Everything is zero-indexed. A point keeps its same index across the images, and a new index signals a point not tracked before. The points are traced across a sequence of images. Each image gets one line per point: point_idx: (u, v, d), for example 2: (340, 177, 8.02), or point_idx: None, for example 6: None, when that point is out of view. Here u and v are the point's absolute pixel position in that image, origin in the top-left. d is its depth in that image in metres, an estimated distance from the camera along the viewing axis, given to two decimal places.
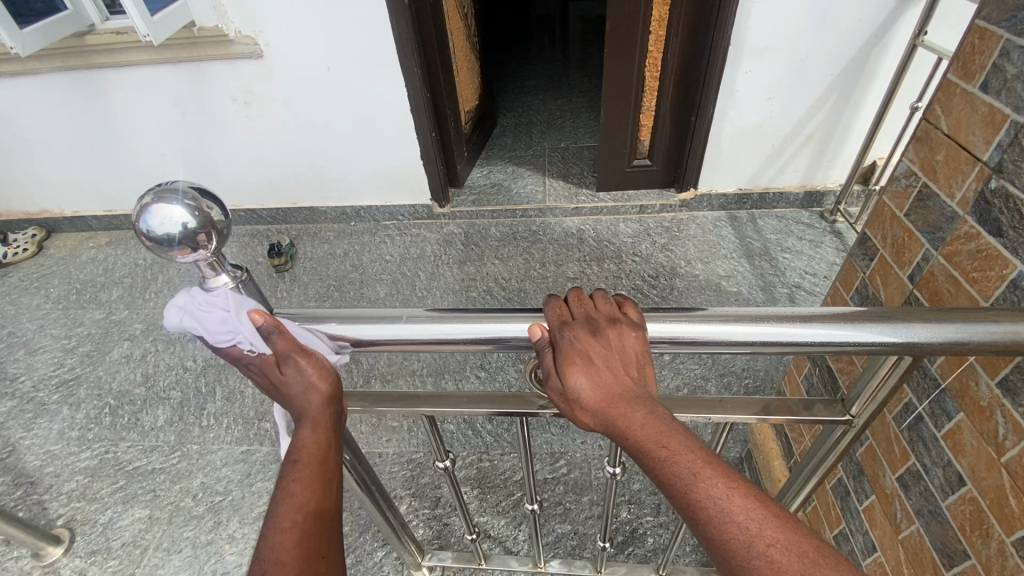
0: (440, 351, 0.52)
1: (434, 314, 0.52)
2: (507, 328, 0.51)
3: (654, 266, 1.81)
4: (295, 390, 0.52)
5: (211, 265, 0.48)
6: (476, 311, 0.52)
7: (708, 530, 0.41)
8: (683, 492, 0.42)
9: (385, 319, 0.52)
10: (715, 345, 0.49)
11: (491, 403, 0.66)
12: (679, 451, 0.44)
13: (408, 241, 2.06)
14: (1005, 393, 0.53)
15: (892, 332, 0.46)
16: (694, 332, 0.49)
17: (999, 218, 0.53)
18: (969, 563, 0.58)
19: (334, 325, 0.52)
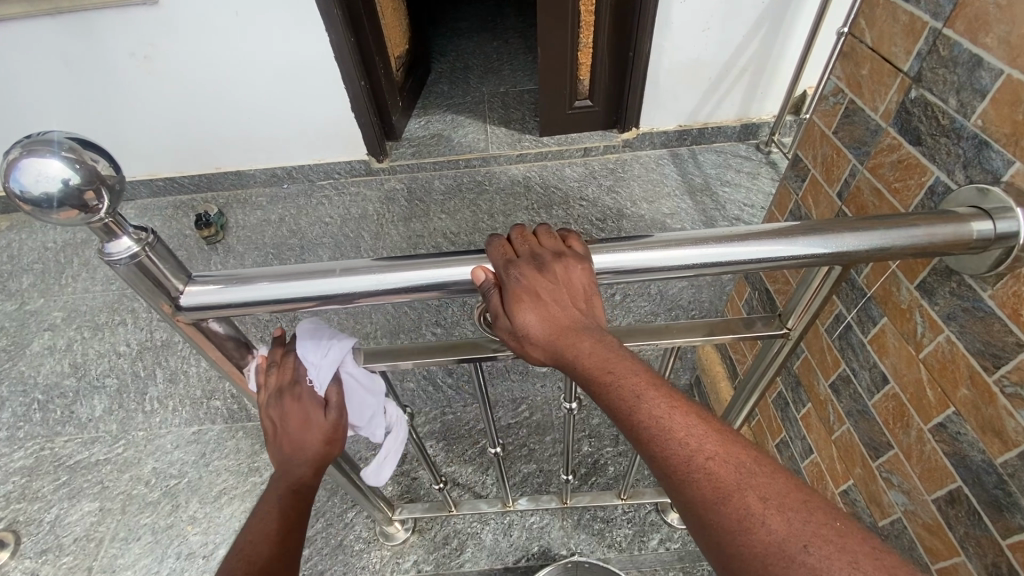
0: (383, 303, 0.50)
1: (371, 264, 0.49)
2: (449, 272, 0.49)
3: (601, 209, 1.82)
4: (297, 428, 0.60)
5: (108, 226, 0.43)
6: (416, 257, 0.50)
7: (652, 449, 0.42)
8: (627, 416, 0.44)
9: (319, 272, 0.49)
10: (658, 271, 0.49)
11: (445, 352, 0.64)
12: (625, 376, 0.45)
13: (347, 201, 1.96)
14: (923, 295, 0.56)
15: (824, 243, 0.48)
16: (637, 261, 0.49)
17: (918, 127, 0.55)
18: (893, 452, 0.64)
19: (263, 283, 0.48)
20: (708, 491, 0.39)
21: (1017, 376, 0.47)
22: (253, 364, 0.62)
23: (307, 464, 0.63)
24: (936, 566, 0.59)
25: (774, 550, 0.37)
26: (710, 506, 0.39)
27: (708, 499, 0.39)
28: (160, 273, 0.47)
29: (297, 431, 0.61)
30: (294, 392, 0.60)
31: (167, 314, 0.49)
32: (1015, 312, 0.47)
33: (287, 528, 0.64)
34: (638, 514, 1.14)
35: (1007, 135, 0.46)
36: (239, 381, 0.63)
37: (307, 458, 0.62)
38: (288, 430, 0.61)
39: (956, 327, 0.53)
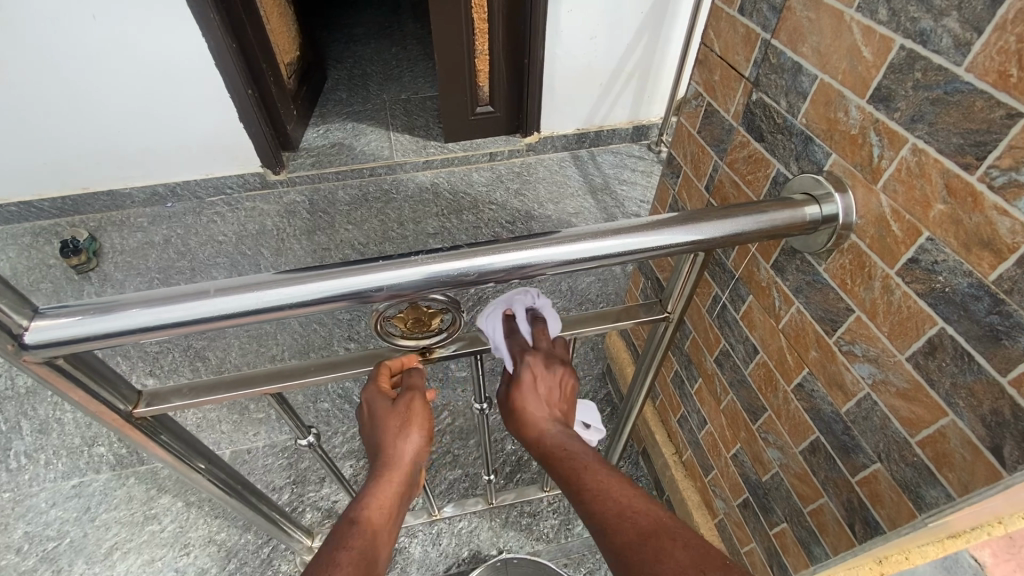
0: (267, 321, 0.49)
1: (250, 281, 0.47)
2: (334, 284, 0.48)
3: (510, 212, 1.86)
4: (412, 431, 0.59)
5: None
6: (298, 271, 0.49)
7: (594, 513, 0.50)
8: (579, 484, 0.53)
9: (189, 294, 0.46)
10: (542, 268, 0.52)
11: (339, 366, 0.61)
12: (593, 470, 0.54)
13: (243, 217, 1.84)
14: (777, 272, 0.64)
15: (685, 233, 0.53)
16: (521, 259, 0.51)
17: (761, 126, 0.63)
18: (767, 414, 0.71)
19: (126, 312, 0.45)
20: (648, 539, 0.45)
21: (849, 336, 0.55)
22: (127, 402, 0.57)
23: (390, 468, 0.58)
24: (808, 510, 0.67)
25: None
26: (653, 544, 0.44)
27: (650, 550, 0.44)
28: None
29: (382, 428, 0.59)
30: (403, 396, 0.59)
31: (14, 356, 0.45)
32: (844, 281, 0.55)
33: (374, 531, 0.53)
34: (563, 504, 1.18)
35: (824, 131, 0.54)
36: (112, 424, 0.58)
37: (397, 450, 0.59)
38: (386, 428, 0.59)
39: (803, 298, 0.61)
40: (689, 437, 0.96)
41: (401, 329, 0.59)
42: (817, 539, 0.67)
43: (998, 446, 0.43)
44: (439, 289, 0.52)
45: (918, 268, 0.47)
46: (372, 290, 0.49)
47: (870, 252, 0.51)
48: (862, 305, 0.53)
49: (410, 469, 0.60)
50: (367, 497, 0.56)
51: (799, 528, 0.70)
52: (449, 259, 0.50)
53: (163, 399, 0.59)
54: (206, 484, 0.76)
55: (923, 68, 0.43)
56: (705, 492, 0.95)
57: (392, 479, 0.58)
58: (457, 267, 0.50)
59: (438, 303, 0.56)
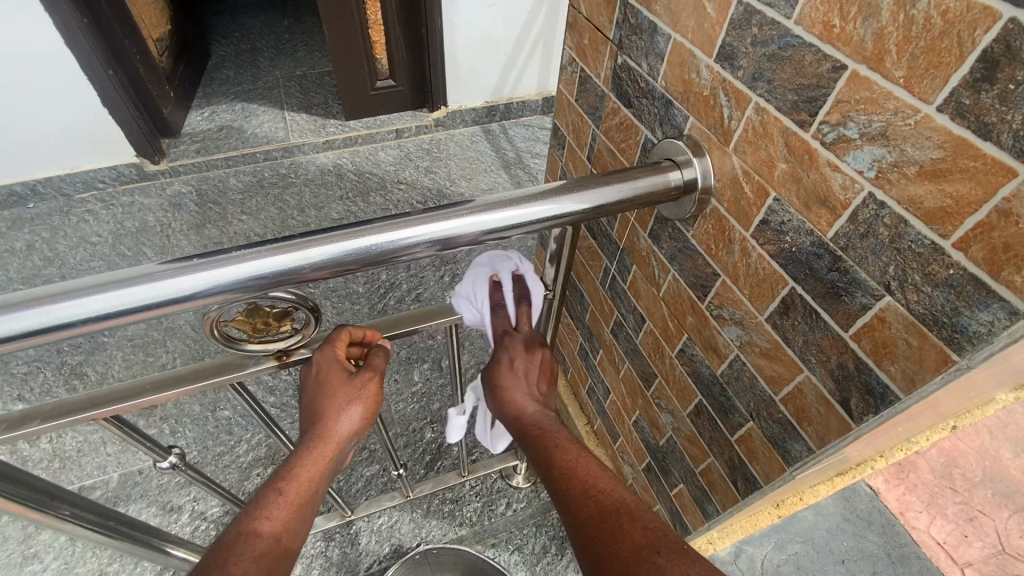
0: (57, 341, 0.41)
1: (27, 294, 0.40)
2: (137, 293, 0.41)
3: (420, 192, 1.79)
4: (355, 408, 0.54)
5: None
6: (93, 276, 0.42)
7: (566, 490, 0.46)
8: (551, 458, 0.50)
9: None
10: (396, 254, 0.48)
11: (184, 380, 0.55)
12: (567, 447, 0.51)
13: (119, 214, 1.65)
14: (653, 241, 0.63)
15: (549, 207, 0.50)
16: (369, 246, 0.47)
17: (627, 91, 0.61)
18: (658, 381, 0.72)
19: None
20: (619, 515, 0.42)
21: (718, 301, 0.55)
22: None
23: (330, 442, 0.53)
24: (699, 470, 0.69)
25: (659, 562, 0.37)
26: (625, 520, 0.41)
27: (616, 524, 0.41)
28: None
29: (329, 401, 0.54)
30: (355, 374, 0.55)
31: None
32: (709, 246, 0.54)
33: (298, 512, 0.48)
34: (485, 486, 1.17)
35: (681, 93, 0.52)
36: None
37: (343, 422, 0.54)
38: (329, 398, 0.54)
39: (678, 266, 0.60)
40: (598, 408, 0.97)
41: (253, 335, 0.54)
42: (708, 497, 0.69)
43: (845, 399, 0.44)
44: (277, 287, 0.46)
45: (769, 229, 0.46)
46: (190, 295, 0.43)
47: (728, 216, 0.51)
48: (726, 269, 0.53)
49: (344, 444, 0.54)
50: (293, 468, 0.51)
51: (693, 488, 0.72)
52: (282, 252, 0.45)
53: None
54: (59, 523, 0.68)
55: (760, 23, 0.42)
56: (615, 460, 0.96)
57: (325, 454, 0.53)
58: (295, 261, 0.45)
59: (287, 301, 0.52)
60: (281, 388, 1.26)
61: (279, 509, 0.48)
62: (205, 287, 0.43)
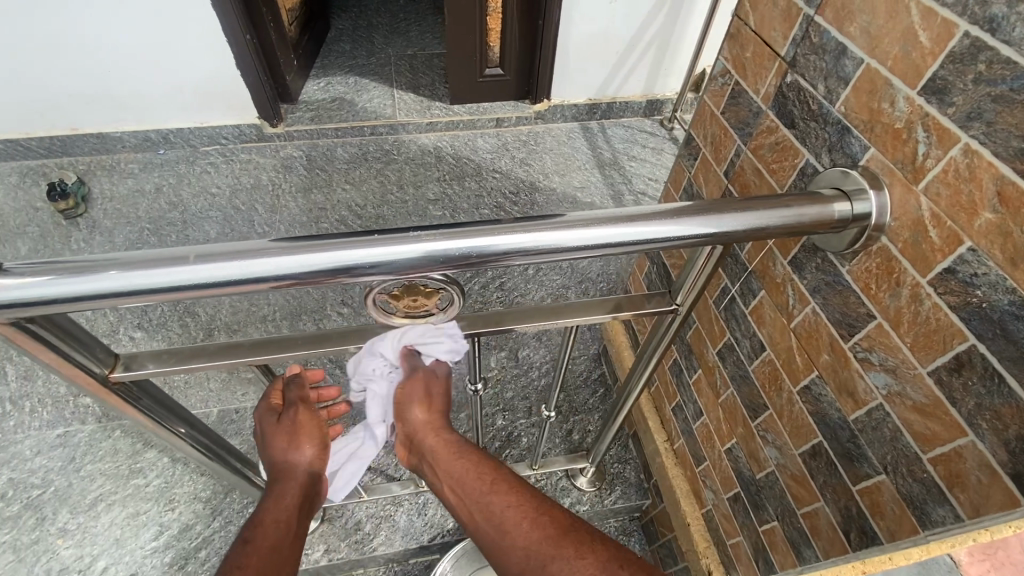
0: (253, 292, 0.47)
1: (240, 247, 0.46)
2: (323, 259, 0.46)
3: (513, 182, 1.81)
4: (301, 439, 0.71)
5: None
6: (289, 240, 0.47)
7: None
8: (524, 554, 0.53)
9: (167, 258, 0.44)
10: (551, 255, 0.48)
11: (328, 341, 0.59)
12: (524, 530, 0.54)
13: (238, 169, 1.78)
14: (794, 269, 0.61)
15: (712, 224, 0.48)
16: (526, 244, 0.48)
17: (792, 111, 0.58)
18: (768, 413, 0.70)
19: (97, 274, 0.43)
20: (539, 543, 0.52)
21: (867, 343, 0.53)
22: (101, 366, 0.54)
23: (296, 482, 0.68)
24: (801, 511, 0.66)
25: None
26: (563, 535, 0.53)
27: (543, 553, 0.52)
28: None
29: (280, 442, 0.70)
30: (290, 412, 0.72)
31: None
32: (867, 286, 0.52)
33: (288, 539, 0.61)
34: (550, 481, 1.18)
35: (864, 122, 0.49)
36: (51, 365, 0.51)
37: (297, 456, 0.70)
38: (276, 444, 0.70)
39: (820, 299, 0.58)
40: (683, 426, 0.95)
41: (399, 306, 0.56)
42: (807, 541, 0.66)
43: (1018, 473, 0.41)
44: (435, 270, 0.49)
45: (954, 280, 0.43)
46: (367, 266, 0.46)
47: (901, 258, 0.48)
48: (885, 312, 0.50)
49: (301, 476, 0.69)
50: (262, 511, 0.64)
51: (790, 528, 0.69)
52: (453, 239, 0.47)
53: (143, 364, 0.56)
54: (183, 444, 0.72)
55: (989, 60, 0.39)
56: (694, 482, 0.94)
57: (286, 487, 0.67)
58: (461, 247, 0.47)
59: (437, 282, 0.53)
60: None
61: (262, 541, 0.59)
62: (378, 260, 0.47)
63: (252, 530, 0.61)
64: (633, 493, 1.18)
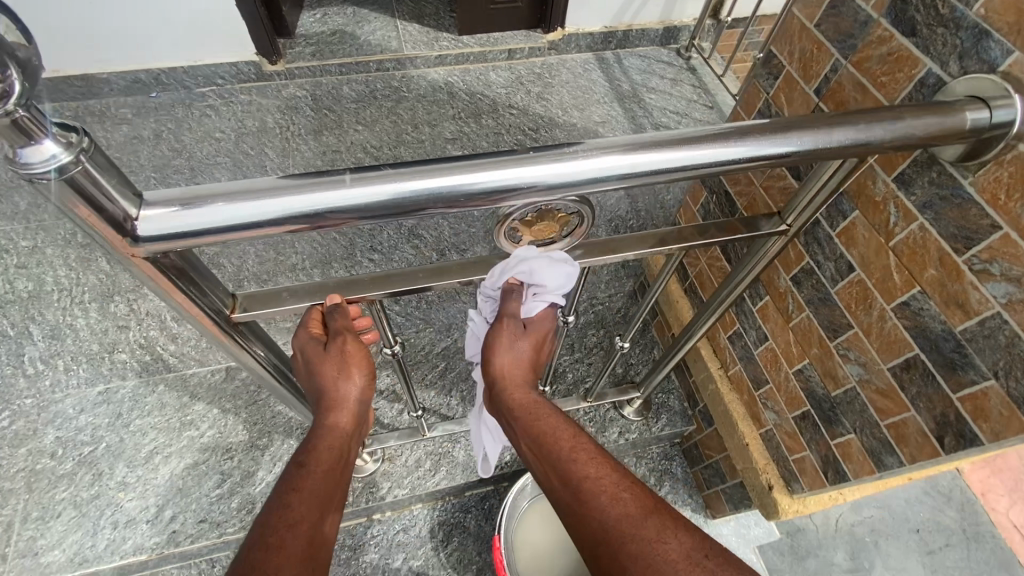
0: (412, 217, 0.47)
1: (399, 169, 0.44)
2: (487, 180, 0.45)
3: (532, 118, 1.74)
4: (353, 372, 0.65)
5: (21, 125, 0.34)
6: (444, 159, 0.46)
7: (633, 554, 0.49)
8: (598, 522, 0.52)
9: (324, 182, 0.43)
10: (704, 170, 0.49)
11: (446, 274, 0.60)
12: (604, 502, 0.53)
13: (240, 112, 1.67)
14: (901, 186, 0.61)
15: (862, 134, 0.49)
16: (685, 159, 0.48)
17: (914, 17, 0.56)
18: (852, 332, 0.71)
19: (258, 198, 0.42)
20: (625, 521, 0.51)
21: (986, 255, 0.54)
22: (224, 306, 0.56)
23: (346, 415, 0.66)
24: (885, 422, 0.69)
25: (681, 561, 0.48)
26: (650, 514, 0.52)
27: (625, 527, 0.51)
28: (104, 194, 0.39)
29: (330, 373, 0.64)
30: (336, 343, 0.62)
31: (124, 246, 0.42)
32: (994, 197, 0.52)
33: (336, 475, 0.62)
34: (598, 413, 1.22)
35: (1010, 24, 0.48)
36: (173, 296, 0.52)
37: (351, 387, 0.66)
38: (324, 371, 0.64)
39: (931, 214, 0.58)
40: (741, 352, 0.97)
41: (527, 235, 0.57)
42: (891, 449, 0.69)
43: None
44: (584, 190, 0.49)
45: None
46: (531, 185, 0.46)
47: None
48: (1014, 222, 0.51)
49: (351, 409, 0.67)
50: (314, 442, 0.63)
51: (870, 438, 0.73)
52: (612, 155, 0.47)
53: (259, 305, 0.58)
54: (247, 362, 0.67)
55: None
56: (752, 405, 0.98)
57: (338, 420, 0.65)
58: (623, 164, 0.47)
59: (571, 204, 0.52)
60: (405, 300, 1.31)
61: (313, 472, 0.60)
62: (536, 179, 0.46)
63: (304, 456, 0.62)
64: (678, 420, 1.22)
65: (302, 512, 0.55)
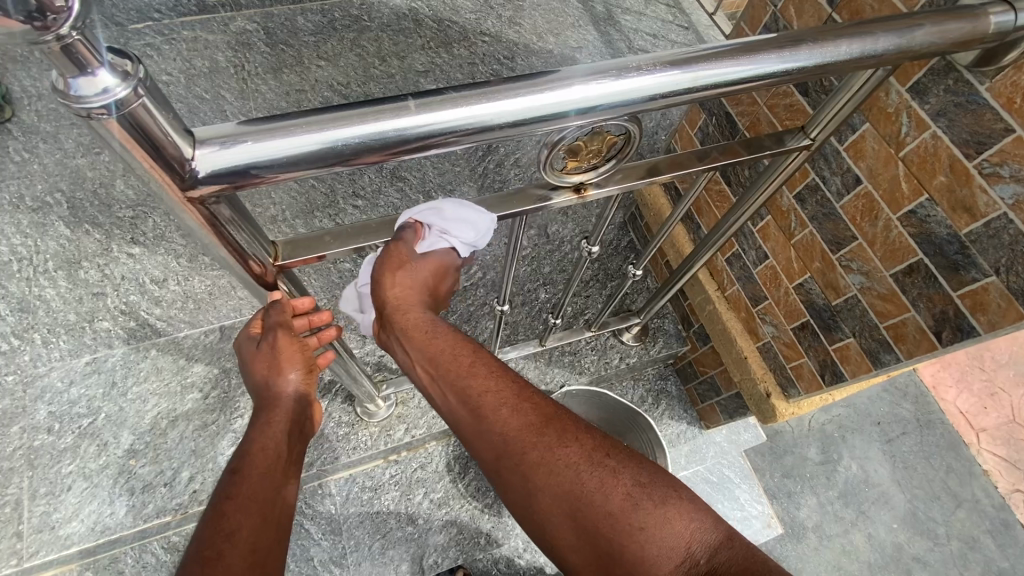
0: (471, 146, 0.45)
1: (465, 91, 0.43)
2: (549, 102, 0.44)
3: (506, 45, 1.64)
4: (284, 367, 0.66)
5: (76, 52, 0.32)
6: (505, 79, 0.44)
7: (537, 464, 0.53)
8: (500, 438, 0.54)
9: (385, 109, 0.41)
10: (758, 85, 0.48)
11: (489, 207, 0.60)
12: (501, 422, 0.55)
13: (185, 50, 1.51)
14: (915, 96, 0.63)
15: (904, 38, 0.49)
16: (745, 70, 0.47)
17: None
18: (857, 243, 0.75)
19: (320, 131, 0.40)
20: (524, 431, 0.54)
21: (997, 159, 0.58)
22: (266, 254, 0.56)
23: (285, 412, 0.66)
24: (885, 325, 0.75)
25: (586, 465, 0.52)
26: (549, 422, 0.55)
27: (522, 442, 0.54)
28: (159, 132, 0.38)
29: (266, 370, 0.66)
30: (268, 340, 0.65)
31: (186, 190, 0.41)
32: (1009, 100, 0.56)
33: (277, 476, 0.61)
34: (599, 341, 1.26)
35: None
36: (222, 250, 0.53)
37: (287, 382, 0.66)
38: (259, 368, 0.66)
39: (944, 122, 0.61)
40: (739, 273, 1.01)
41: (570, 163, 0.55)
42: (889, 348, 0.75)
43: None
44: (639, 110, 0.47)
45: None
46: (593, 106, 0.45)
47: None
48: None
49: (289, 408, 0.66)
50: (251, 442, 0.63)
51: (868, 341, 0.78)
52: (672, 70, 0.45)
53: (302, 251, 0.57)
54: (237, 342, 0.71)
55: None
56: (750, 322, 1.03)
57: (274, 417, 0.65)
58: (683, 79, 0.46)
59: (619, 127, 0.51)
60: None
61: (246, 475, 0.59)
62: (595, 100, 0.45)
63: (240, 458, 0.61)
64: (673, 341, 1.28)
65: (235, 526, 0.55)
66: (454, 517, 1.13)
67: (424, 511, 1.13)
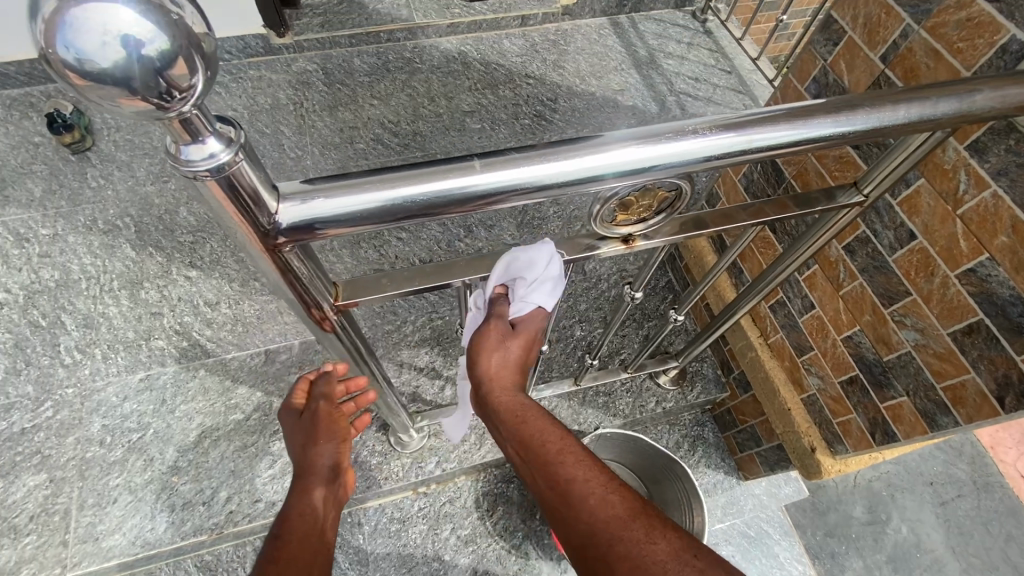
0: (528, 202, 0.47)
1: (528, 152, 0.45)
2: (605, 164, 0.45)
3: (550, 88, 1.70)
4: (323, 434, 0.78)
5: (192, 123, 0.36)
6: (564, 141, 0.46)
7: (622, 554, 0.52)
8: (586, 526, 0.56)
9: (452, 168, 0.44)
10: (813, 147, 0.49)
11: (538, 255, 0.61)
12: (591, 508, 0.56)
13: (250, 88, 1.62)
14: (974, 154, 0.62)
15: (967, 102, 0.49)
16: (800, 134, 0.47)
17: None
18: (911, 299, 0.73)
19: (388, 189, 0.43)
20: (611, 520, 0.55)
21: None
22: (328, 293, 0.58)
23: (323, 474, 0.76)
24: (941, 385, 0.72)
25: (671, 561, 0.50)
26: (639, 513, 0.55)
27: (610, 531, 0.54)
28: (250, 189, 0.41)
29: (307, 437, 0.78)
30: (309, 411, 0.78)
31: (263, 236, 0.44)
32: None
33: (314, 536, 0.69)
34: (635, 383, 1.24)
35: None
36: (288, 291, 0.55)
37: (328, 448, 0.78)
38: (301, 436, 0.78)
39: (1005, 182, 0.60)
40: (783, 321, 0.99)
41: (621, 217, 0.56)
42: (946, 410, 0.72)
43: None
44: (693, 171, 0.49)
45: None
46: (648, 167, 0.46)
47: None
48: None
49: (326, 472, 0.76)
50: (294, 505, 0.72)
51: (923, 400, 0.75)
52: (727, 134, 0.46)
53: (361, 292, 0.60)
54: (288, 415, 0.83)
55: None
56: (794, 372, 1.00)
57: (315, 480, 0.75)
58: (738, 143, 0.47)
59: (670, 185, 0.52)
60: None
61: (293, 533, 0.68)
62: (651, 161, 0.46)
63: (282, 522, 0.70)
64: (711, 386, 1.25)
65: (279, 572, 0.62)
66: (481, 556, 1.12)
67: (451, 548, 1.12)
